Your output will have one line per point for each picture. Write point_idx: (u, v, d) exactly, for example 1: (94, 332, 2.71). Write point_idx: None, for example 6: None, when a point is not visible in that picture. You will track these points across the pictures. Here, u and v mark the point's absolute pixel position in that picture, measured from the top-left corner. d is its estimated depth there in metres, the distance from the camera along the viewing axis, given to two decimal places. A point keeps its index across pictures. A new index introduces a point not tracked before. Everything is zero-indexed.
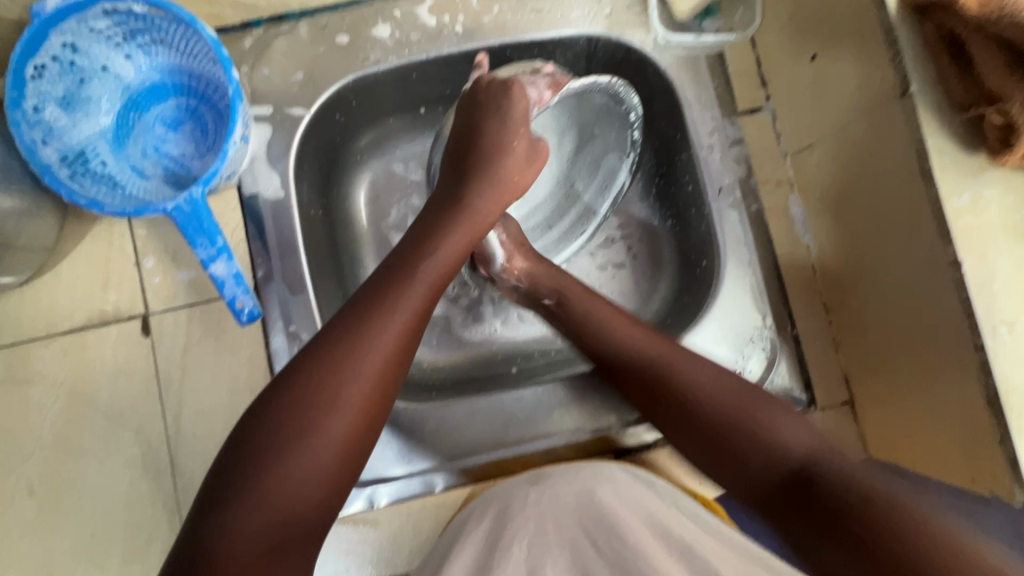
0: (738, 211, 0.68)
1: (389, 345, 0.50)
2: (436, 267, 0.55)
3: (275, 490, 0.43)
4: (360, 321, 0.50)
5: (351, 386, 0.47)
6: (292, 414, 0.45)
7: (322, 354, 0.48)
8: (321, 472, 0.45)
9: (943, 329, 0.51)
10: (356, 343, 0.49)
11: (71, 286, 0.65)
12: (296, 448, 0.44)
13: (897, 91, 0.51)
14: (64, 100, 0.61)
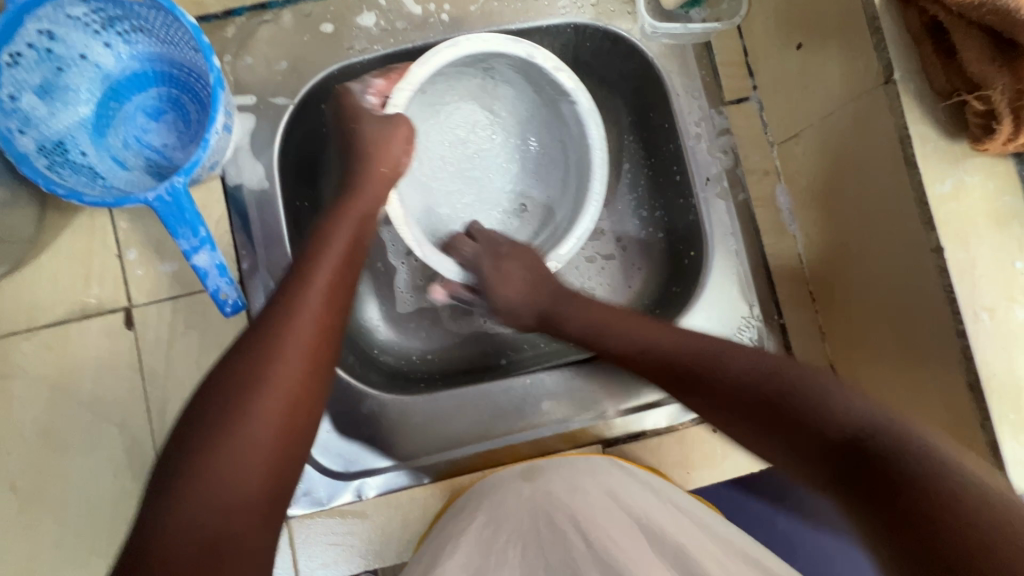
0: (725, 201, 0.69)
1: (307, 342, 0.50)
2: (336, 256, 0.55)
3: (200, 495, 0.42)
4: (271, 317, 0.50)
5: (274, 372, 0.47)
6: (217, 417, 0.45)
7: (238, 356, 0.48)
8: (257, 459, 0.45)
9: (926, 316, 0.51)
10: (277, 327, 0.49)
11: (52, 278, 0.64)
12: (224, 447, 0.44)
13: (881, 78, 0.51)
14: (41, 89, 0.59)
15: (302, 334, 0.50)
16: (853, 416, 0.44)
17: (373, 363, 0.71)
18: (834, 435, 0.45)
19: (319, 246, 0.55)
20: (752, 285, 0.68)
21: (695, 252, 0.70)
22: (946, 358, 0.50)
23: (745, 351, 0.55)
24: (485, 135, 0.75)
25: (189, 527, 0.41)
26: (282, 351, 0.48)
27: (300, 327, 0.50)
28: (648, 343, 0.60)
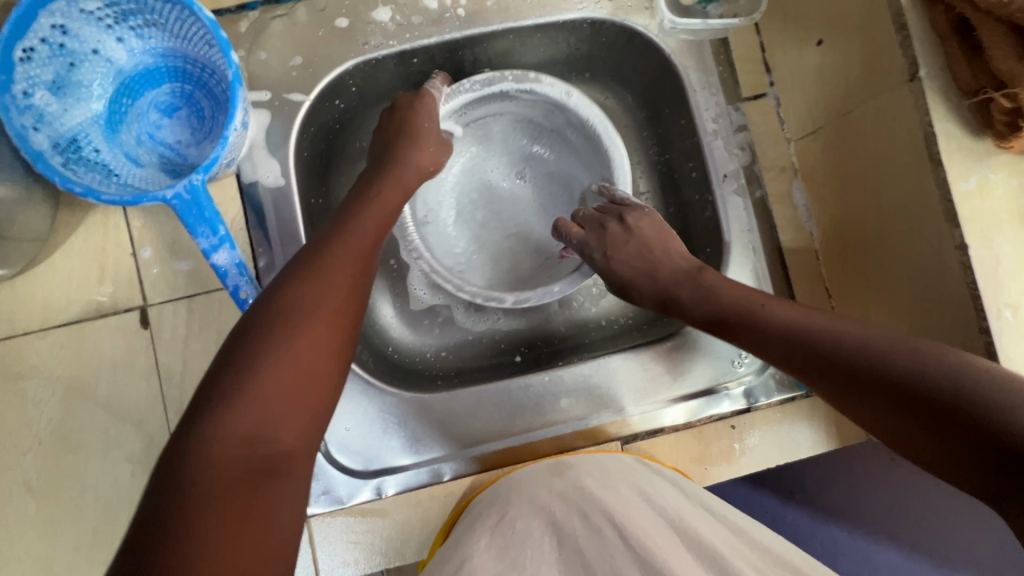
0: (742, 198, 0.68)
1: (328, 304, 0.49)
2: (365, 237, 0.56)
3: (234, 440, 0.41)
4: (300, 283, 0.50)
5: (307, 327, 0.47)
6: (244, 368, 0.44)
7: (264, 319, 0.47)
8: (291, 407, 0.44)
9: (949, 313, 0.51)
10: (305, 285, 0.50)
11: (66, 276, 0.63)
12: (263, 385, 0.44)
13: (905, 75, 0.51)
14: (54, 85, 0.58)
15: (319, 296, 0.50)
16: (893, 345, 0.45)
17: (389, 361, 0.71)
18: (909, 370, 0.43)
19: (340, 225, 0.56)
20: (769, 282, 0.68)
21: (711, 248, 0.71)
22: (969, 354, 0.50)
23: (839, 316, 0.50)
24: (481, 173, 0.78)
25: (219, 477, 0.39)
26: (307, 314, 0.48)
27: (326, 290, 0.50)
28: (710, 292, 0.58)
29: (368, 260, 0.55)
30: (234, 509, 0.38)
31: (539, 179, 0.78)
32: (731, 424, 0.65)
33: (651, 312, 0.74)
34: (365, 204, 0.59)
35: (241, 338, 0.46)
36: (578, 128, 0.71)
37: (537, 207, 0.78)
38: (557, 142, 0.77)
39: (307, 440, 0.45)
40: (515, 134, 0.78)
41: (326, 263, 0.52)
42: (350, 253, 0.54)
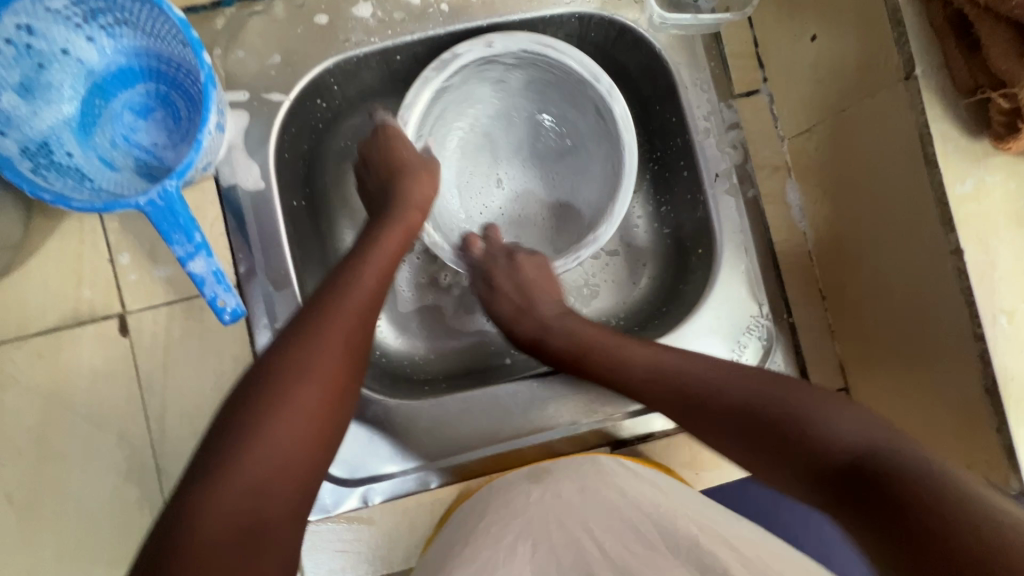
0: (734, 197, 0.67)
1: (330, 359, 0.50)
2: (364, 292, 0.54)
3: (231, 501, 0.42)
4: (296, 345, 0.49)
5: (305, 385, 0.48)
6: (233, 445, 0.44)
7: (258, 388, 0.47)
8: (287, 465, 0.45)
9: (942, 318, 0.50)
10: (310, 337, 0.50)
11: (42, 284, 0.62)
12: (252, 462, 0.44)
13: (901, 73, 0.49)
14: (22, 87, 0.56)
15: (315, 361, 0.49)
16: (839, 442, 0.45)
17: (375, 365, 0.69)
18: (827, 458, 0.45)
19: (341, 280, 0.54)
20: (761, 284, 0.66)
21: (703, 250, 0.69)
22: (963, 361, 0.49)
23: (833, 398, 0.48)
24: (482, 149, 0.75)
25: (204, 559, 0.39)
26: (301, 379, 0.48)
27: (322, 352, 0.49)
28: (617, 361, 0.58)
29: (364, 322, 0.53)
30: (226, 566, 0.40)
31: (542, 158, 0.76)
32: None
33: (643, 314, 0.73)
34: (364, 255, 0.57)
35: (235, 407, 0.46)
36: (578, 93, 0.69)
37: (544, 180, 0.76)
38: (565, 114, 0.73)
39: (300, 499, 0.46)
40: (515, 104, 0.74)
41: (325, 319, 0.51)
42: (349, 311, 0.52)
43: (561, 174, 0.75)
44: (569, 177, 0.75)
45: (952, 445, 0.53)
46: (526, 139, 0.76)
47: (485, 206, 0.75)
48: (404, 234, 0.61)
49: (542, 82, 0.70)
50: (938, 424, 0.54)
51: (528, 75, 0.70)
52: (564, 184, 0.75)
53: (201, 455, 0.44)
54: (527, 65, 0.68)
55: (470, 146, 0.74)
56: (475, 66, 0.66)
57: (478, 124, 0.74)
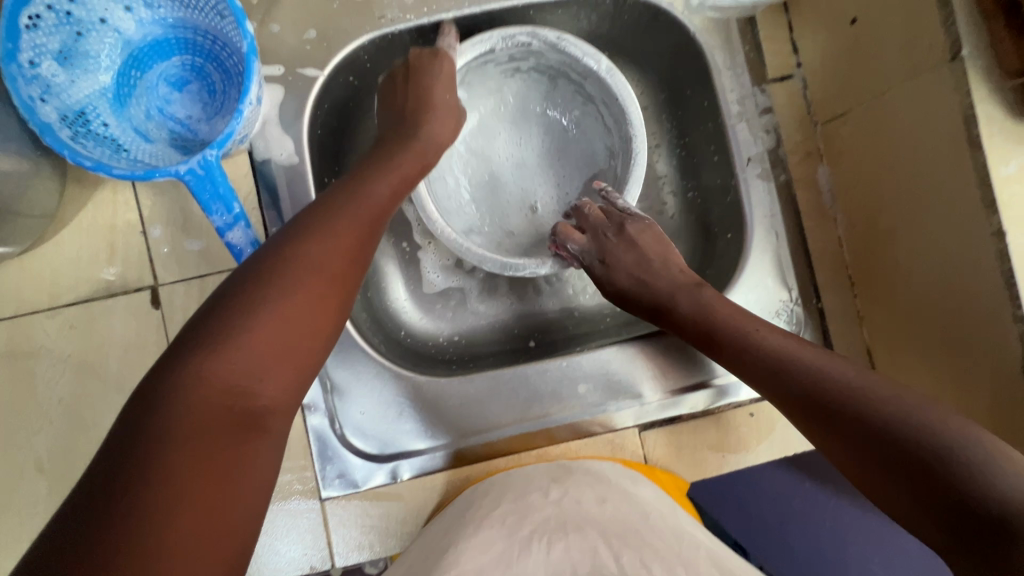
0: (766, 182, 0.67)
1: (330, 256, 0.48)
2: (376, 200, 0.54)
3: (216, 386, 0.39)
4: (306, 235, 0.48)
5: (301, 275, 0.45)
6: (235, 315, 0.42)
7: (261, 266, 0.45)
8: (274, 358, 0.42)
9: (981, 300, 0.50)
10: (308, 237, 0.48)
11: (74, 254, 0.62)
12: (255, 333, 0.42)
13: (946, 55, 0.49)
14: (60, 55, 0.56)
15: (324, 250, 0.47)
16: (906, 417, 0.41)
17: (402, 346, 0.70)
18: (889, 427, 0.41)
19: (351, 185, 0.54)
20: (791, 269, 0.66)
21: (732, 234, 0.69)
22: (1001, 342, 0.50)
23: (889, 380, 0.44)
24: (491, 138, 0.74)
25: (195, 421, 0.37)
26: (308, 269, 0.46)
27: (333, 245, 0.48)
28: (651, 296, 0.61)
29: (374, 227, 0.52)
30: (206, 464, 0.36)
31: (548, 155, 0.75)
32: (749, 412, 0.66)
33: None
34: (381, 169, 0.57)
35: (236, 286, 0.44)
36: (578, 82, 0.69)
37: (547, 177, 0.75)
38: (576, 109, 0.73)
39: (291, 396, 0.43)
40: (528, 96, 0.74)
41: (336, 215, 0.50)
42: (358, 213, 0.51)
43: (571, 167, 0.75)
44: (576, 172, 0.74)
45: (985, 428, 0.53)
46: (528, 140, 0.75)
47: (488, 193, 0.74)
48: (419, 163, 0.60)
49: (554, 75, 0.71)
50: (971, 408, 0.54)
51: (524, 70, 0.71)
52: (568, 182, 0.75)
53: (195, 328, 0.42)
54: (524, 60, 0.69)
55: (478, 133, 0.74)
56: (474, 63, 0.68)
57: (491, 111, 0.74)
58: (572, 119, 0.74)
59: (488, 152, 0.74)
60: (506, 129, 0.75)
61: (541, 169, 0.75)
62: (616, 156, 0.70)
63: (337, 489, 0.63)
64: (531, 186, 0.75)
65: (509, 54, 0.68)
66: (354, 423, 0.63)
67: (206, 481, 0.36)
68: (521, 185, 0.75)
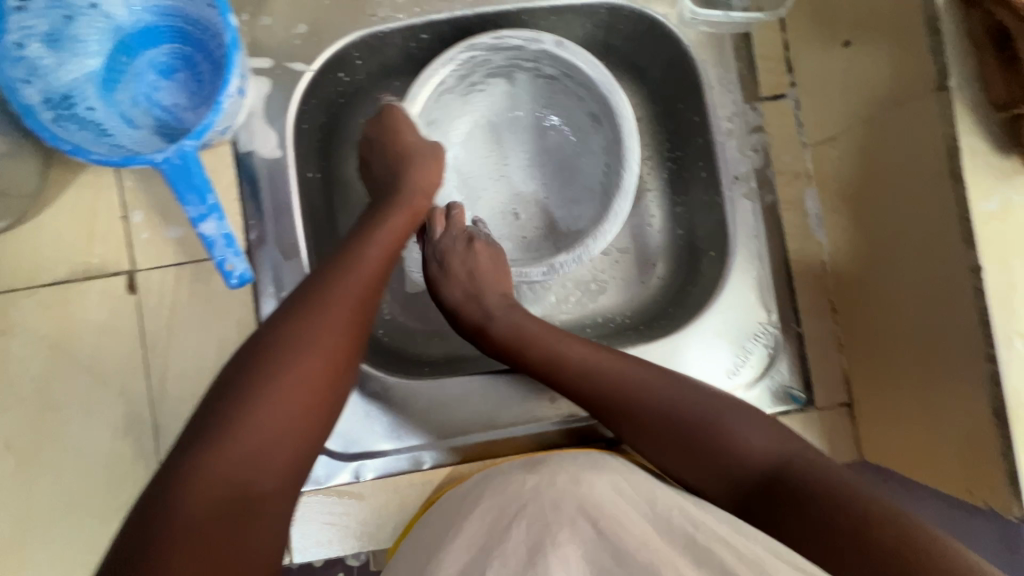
0: (752, 202, 0.66)
1: (331, 335, 0.50)
2: (372, 263, 0.55)
3: (224, 470, 0.42)
4: (305, 311, 0.50)
5: (299, 360, 0.47)
6: (241, 404, 0.45)
7: (265, 349, 0.48)
8: (277, 443, 0.45)
9: (955, 337, 0.49)
10: (306, 317, 0.49)
11: (54, 235, 0.62)
12: (259, 417, 0.45)
13: (933, 84, 0.48)
14: (49, 37, 0.56)
15: (324, 325, 0.49)
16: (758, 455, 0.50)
17: (378, 345, 0.70)
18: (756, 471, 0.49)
19: (349, 248, 0.55)
20: (772, 291, 0.66)
21: (715, 253, 0.69)
22: (973, 380, 0.49)
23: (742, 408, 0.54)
24: (486, 145, 0.74)
25: (206, 509, 0.41)
26: (310, 346, 0.48)
27: (330, 320, 0.50)
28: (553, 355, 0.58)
29: (371, 297, 0.54)
30: (216, 544, 0.40)
31: (545, 151, 0.74)
32: None
33: (651, 313, 0.72)
34: (374, 227, 0.58)
35: (242, 368, 0.47)
36: (561, 76, 0.69)
37: (551, 174, 0.74)
38: (565, 102, 0.72)
39: (287, 479, 0.46)
40: (512, 98, 0.73)
41: (334, 285, 0.52)
42: (357, 282, 0.53)
43: (563, 161, 0.74)
44: (579, 165, 0.74)
45: (954, 468, 0.52)
46: (524, 140, 0.74)
47: (491, 200, 0.74)
48: (409, 219, 0.61)
49: (531, 72, 0.70)
50: (942, 445, 0.53)
51: (488, 78, 0.71)
52: (573, 176, 0.74)
53: (206, 414, 0.45)
54: (483, 69, 0.69)
55: (473, 145, 0.74)
56: (434, 98, 0.68)
57: (480, 121, 0.74)
58: (553, 109, 0.73)
59: (486, 162, 0.74)
60: (499, 133, 0.74)
61: (542, 166, 0.74)
62: (603, 125, 0.69)
63: None
64: (531, 187, 0.74)
65: (479, 61, 0.67)
66: None
67: (218, 561, 0.40)
68: (518, 197, 0.74)
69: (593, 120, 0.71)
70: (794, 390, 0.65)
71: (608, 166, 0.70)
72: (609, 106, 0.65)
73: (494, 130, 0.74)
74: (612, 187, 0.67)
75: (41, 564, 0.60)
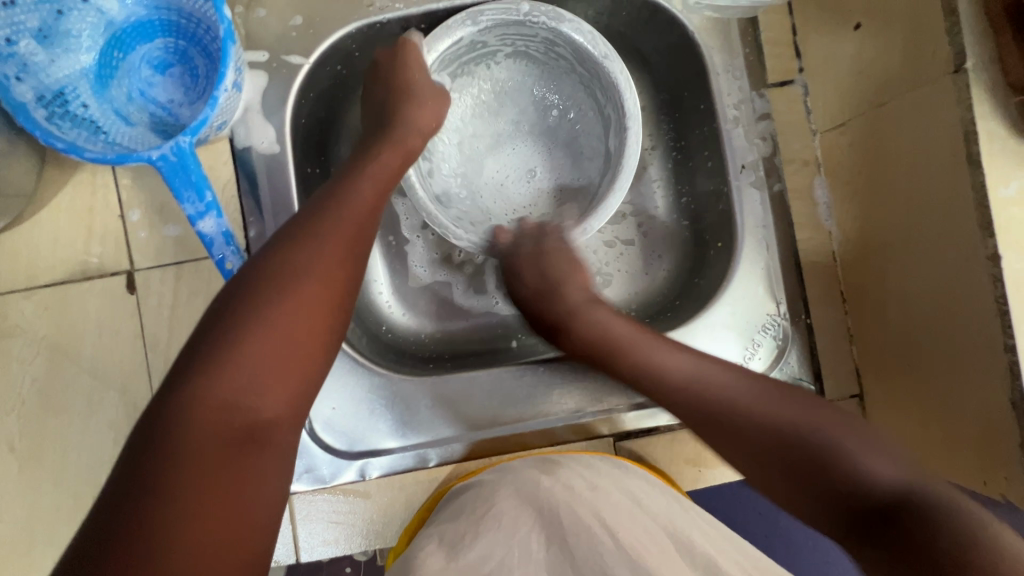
0: (760, 190, 0.65)
1: (315, 270, 0.48)
2: (359, 207, 0.52)
3: (215, 412, 0.41)
4: (289, 247, 0.48)
5: (282, 302, 0.45)
6: (226, 338, 0.43)
7: (249, 288, 0.46)
8: (264, 377, 0.43)
9: (973, 326, 0.48)
10: (284, 260, 0.47)
11: (51, 236, 0.62)
12: (251, 351, 0.43)
13: (949, 66, 0.46)
14: (40, 33, 0.55)
15: (308, 262, 0.48)
16: (885, 478, 0.41)
17: (380, 341, 0.69)
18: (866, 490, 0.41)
19: (335, 193, 0.53)
20: (781, 282, 0.64)
21: (723, 243, 0.67)
22: (991, 371, 0.47)
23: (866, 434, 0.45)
24: (488, 163, 0.72)
25: (197, 447, 0.39)
26: (296, 282, 0.47)
27: (318, 258, 0.48)
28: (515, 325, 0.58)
29: (361, 229, 0.52)
30: (209, 491, 0.38)
31: (506, 102, 0.72)
32: None
33: (656, 305, 0.72)
34: (362, 173, 0.56)
35: (223, 313, 0.45)
36: (443, 72, 0.67)
37: (538, 110, 0.73)
38: (463, 75, 0.70)
39: (294, 408, 0.45)
40: (457, 129, 0.72)
41: (316, 223, 0.50)
42: (342, 219, 0.51)
43: (522, 91, 0.72)
44: (526, 78, 0.72)
45: (971, 460, 0.51)
46: (492, 121, 0.72)
47: (535, 167, 0.73)
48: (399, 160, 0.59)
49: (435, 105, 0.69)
50: (960, 436, 0.52)
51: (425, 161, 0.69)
52: (545, 86, 0.72)
53: (193, 354, 0.43)
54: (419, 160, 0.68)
55: (485, 172, 0.72)
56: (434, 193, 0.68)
57: (466, 167, 0.72)
58: (471, 91, 0.71)
59: (501, 167, 0.72)
60: (478, 143, 0.72)
61: (517, 107, 0.73)
62: (470, 51, 0.67)
63: (304, 484, 0.62)
64: (530, 128, 0.73)
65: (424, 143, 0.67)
66: (325, 418, 0.62)
67: (210, 503, 0.38)
68: (533, 169, 0.73)
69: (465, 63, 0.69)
70: (804, 383, 0.63)
71: (507, 47, 0.68)
72: (478, 31, 0.63)
73: (476, 142, 0.72)
74: (584, 68, 0.66)
75: (47, 568, 0.60)
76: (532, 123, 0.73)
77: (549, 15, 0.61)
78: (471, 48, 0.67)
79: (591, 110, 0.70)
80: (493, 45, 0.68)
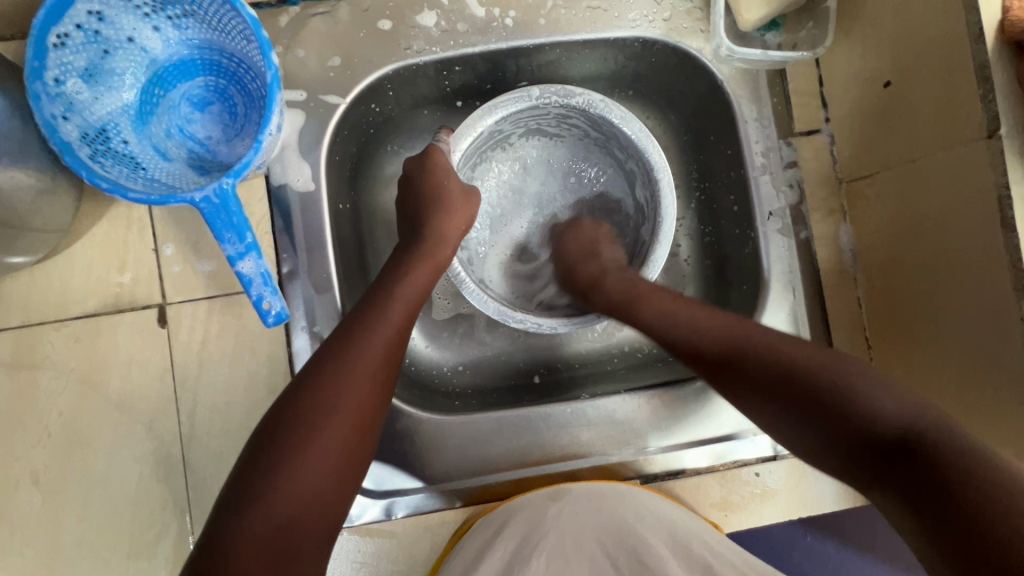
0: (786, 237, 0.66)
1: (354, 395, 0.48)
2: (389, 325, 0.53)
3: (257, 544, 0.40)
4: (325, 373, 0.48)
5: (327, 427, 0.46)
6: (268, 470, 0.43)
7: (291, 418, 0.46)
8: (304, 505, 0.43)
9: (1006, 384, 0.49)
10: (325, 385, 0.48)
11: (85, 268, 0.62)
12: (292, 482, 0.43)
13: (982, 131, 0.47)
14: (86, 72, 0.56)
15: (348, 388, 0.48)
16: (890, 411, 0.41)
17: (406, 376, 0.69)
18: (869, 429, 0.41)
19: (368, 311, 0.53)
20: (807, 327, 0.65)
21: (747, 286, 0.68)
22: None
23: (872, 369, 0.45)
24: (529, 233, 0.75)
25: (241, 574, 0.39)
26: (334, 412, 0.47)
27: (350, 384, 0.48)
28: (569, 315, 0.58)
29: (394, 349, 0.52)
30: None
31: (535, 173, 0.75)
32: (754, 471, 0.63)
33: None
34: (394, 284, 0.56)
35: (265, 442, 0.45)
36: (474, 159, 0.69)
37: (568, 176, 0.75)
38: (493, 157, 0.73)
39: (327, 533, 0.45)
40: (496, 205, 0.74)
41: (355, 344, 0.50)
42: (377, 340, 0.51)
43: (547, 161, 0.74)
44: (549, 148, 0.74)
45: None
46: (526, 194, 0.75)
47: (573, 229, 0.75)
48: (428, 269, 0.59)
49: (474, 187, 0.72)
50: None
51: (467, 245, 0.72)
52: (570, 154, 0.74)
53: (234, 489, 0.43)
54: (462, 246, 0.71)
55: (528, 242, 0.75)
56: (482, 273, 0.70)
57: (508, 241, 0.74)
58: (501, 169, 0.74)
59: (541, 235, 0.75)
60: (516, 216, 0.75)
61: (547, 174, 0.75)
62: (496, 137, 0.69)
63: None
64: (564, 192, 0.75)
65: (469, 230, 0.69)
66: None
67: None
68: None
69: (493, 146, 0.71)
70: None
71: (530, 127, 0.70)
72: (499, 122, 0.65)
73: (515, 216, 0.75)
74: (606, 134, 0.68)
75: None
76: (564, 186, 0.75)
77: (560, 95, 0.63)
78: (496, 133, 0.69)
79: (614, 163, 0.72)
80: (515, 129, 0.70)
